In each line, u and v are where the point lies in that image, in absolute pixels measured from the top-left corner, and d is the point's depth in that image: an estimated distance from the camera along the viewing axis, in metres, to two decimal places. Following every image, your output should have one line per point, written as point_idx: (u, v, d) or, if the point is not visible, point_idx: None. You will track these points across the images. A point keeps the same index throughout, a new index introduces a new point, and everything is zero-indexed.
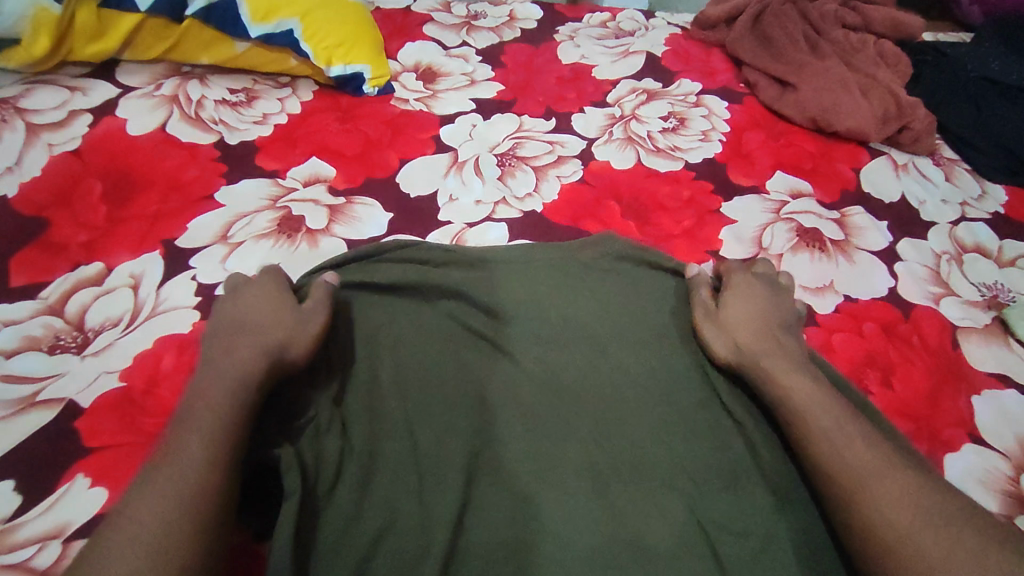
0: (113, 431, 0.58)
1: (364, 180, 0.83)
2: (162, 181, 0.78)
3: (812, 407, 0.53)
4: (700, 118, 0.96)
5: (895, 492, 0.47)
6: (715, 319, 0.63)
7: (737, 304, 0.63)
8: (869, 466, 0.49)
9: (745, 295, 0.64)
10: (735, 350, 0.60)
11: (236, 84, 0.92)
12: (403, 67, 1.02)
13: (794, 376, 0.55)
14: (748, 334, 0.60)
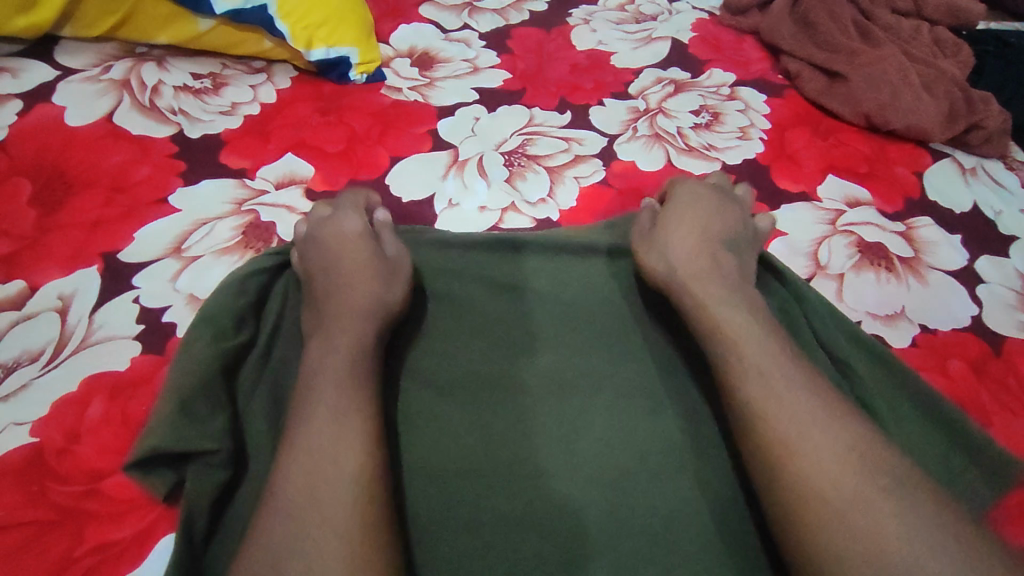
0: (16, 504, 0.45)
1: (348, 181, 0.70)
2: (105, 181, 0.66)
3: (741, 327, 0.49)
4: (735, 113, 0.84)
5: (805, 427, 0.43)
6: (654, 238, 0.59)
7: (670, 221, 0.59)
8: (787, 399, 0.45)
9: (681, 216, 0.59)
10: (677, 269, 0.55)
11: (201, 68, 0.79)
12: (396, 52, 0.89)
13: (720, 295, 0.52)
14: (685, 249, 0.56)
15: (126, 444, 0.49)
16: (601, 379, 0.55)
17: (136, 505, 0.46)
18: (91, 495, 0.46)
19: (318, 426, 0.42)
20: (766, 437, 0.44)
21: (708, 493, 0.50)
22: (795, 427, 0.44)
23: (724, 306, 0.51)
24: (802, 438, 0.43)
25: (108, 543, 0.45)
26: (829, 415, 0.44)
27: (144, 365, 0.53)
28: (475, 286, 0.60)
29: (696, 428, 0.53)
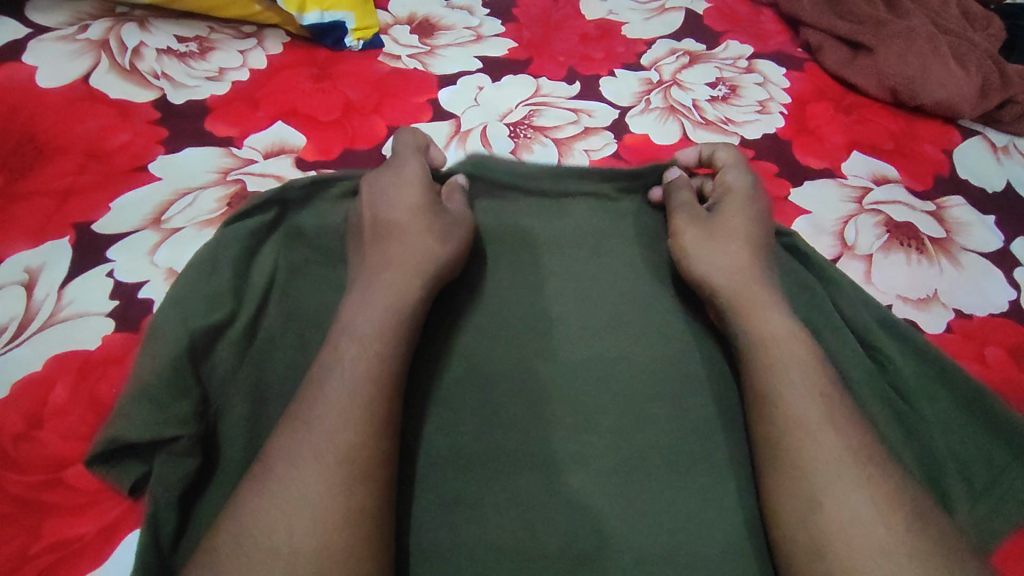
0: None
1: (342, 152, 0.65)
2: (80, 147, 0.61)
3: (790, 353, 0.46)
4: (754, 87, 0.79)
5: (841, 468, 0.41)
6: (705, 228, 0.54)
7: (723, 218, 0.54)
8: (816, 426, 0.43)
9: (737, 214, 0.54)
10: (724, 273, 0.51)
11: (186, 31, 0.74)
12: (395, 19, 0.84)
13: (770, 316, 0.48)
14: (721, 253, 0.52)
15: (92, 430, 0.45)
16: (613, 365, 0.51)
17: (103, 495, 0.42)
18: (54, 484, 0.42)
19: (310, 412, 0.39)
20: (793, 465, 0.42)
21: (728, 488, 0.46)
22: (828, 465, 0.41)
23: (775, 328, 0.48)
24: (828, 468, 0.41)
25: (71, 537, 0.41)
26: (866, 460, 0.41)
27: (116, 344, 0.49)
28: (470, 255, 0.55)
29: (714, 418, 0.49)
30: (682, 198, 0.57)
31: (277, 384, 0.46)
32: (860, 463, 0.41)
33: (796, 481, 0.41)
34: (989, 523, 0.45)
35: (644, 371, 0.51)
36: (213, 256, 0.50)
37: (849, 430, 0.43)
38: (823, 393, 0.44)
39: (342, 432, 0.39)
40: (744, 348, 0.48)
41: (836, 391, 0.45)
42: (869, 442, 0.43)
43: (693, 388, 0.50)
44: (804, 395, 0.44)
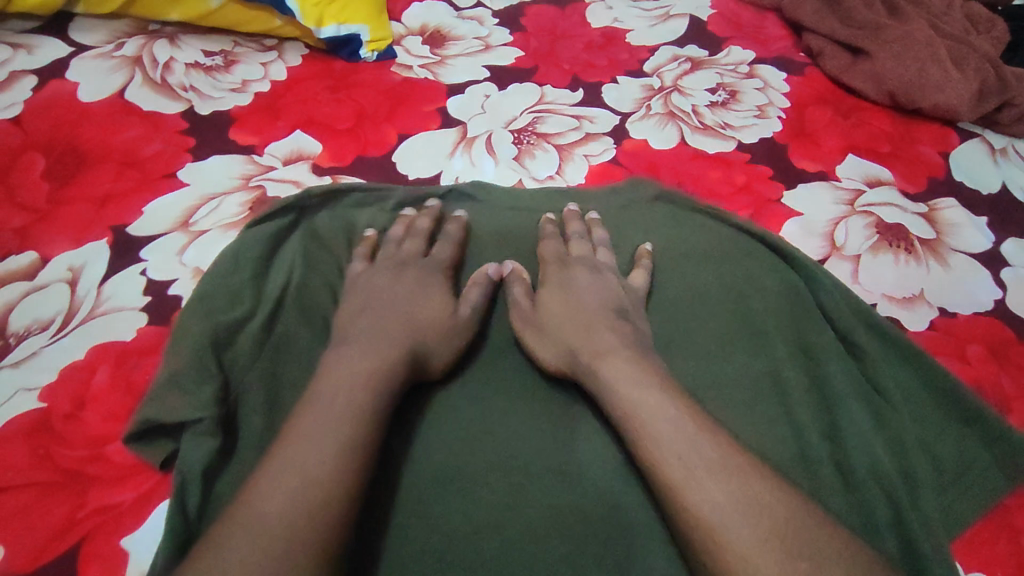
0: (24, 465, 0.47)
1: (355, 159, 0.69)
2: (117, 156, 0.66)
3: (651, 416, 0.44)
4: (753, 92, 0.82)
5: (728, 522, 0.39)
6: (536, 325, 0.54)
7: (550, 306, 0.54)
8: (683, 455, 0.42)
9: (566, 284, 0.55)
10: (567, 358, 0.51)
11: (213, 46, 0.79)
12: (408, 30, 0.89)
13: (625, 383, 0.47)
14: (570, 325, 0.52)
15: (129, 412, 0.50)
16: None
17: (138, 468, 0.47)
18: (95, 458, 0.47)
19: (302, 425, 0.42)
20: (686, 527, 0.40)
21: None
22: (714, 523, 0.39)
23: (613, 371, 0.47)
24: (704, 495, 0.40)
25: (111, 504, 0.45)
26: (754, 506, 0.39)
27: (150, 336, 0.54)
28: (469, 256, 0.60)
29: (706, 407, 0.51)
30: (516, 295, 0.56)
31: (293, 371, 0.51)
32: (746, 514, 0.39)
33: (696, 545, 0.39)
34: (953, 510, 0.48)
35: None
36: (232, 262, 0.55)
37: (721, 454, 0.42)
38: (697, 447, 0.42)
39: (314, 443, 0.41)
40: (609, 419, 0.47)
41: (715, 439, 0.43)
42: (759, 482, 0.41)
43: (683, 380, 0.52)
44: (687, 448, 0.42)
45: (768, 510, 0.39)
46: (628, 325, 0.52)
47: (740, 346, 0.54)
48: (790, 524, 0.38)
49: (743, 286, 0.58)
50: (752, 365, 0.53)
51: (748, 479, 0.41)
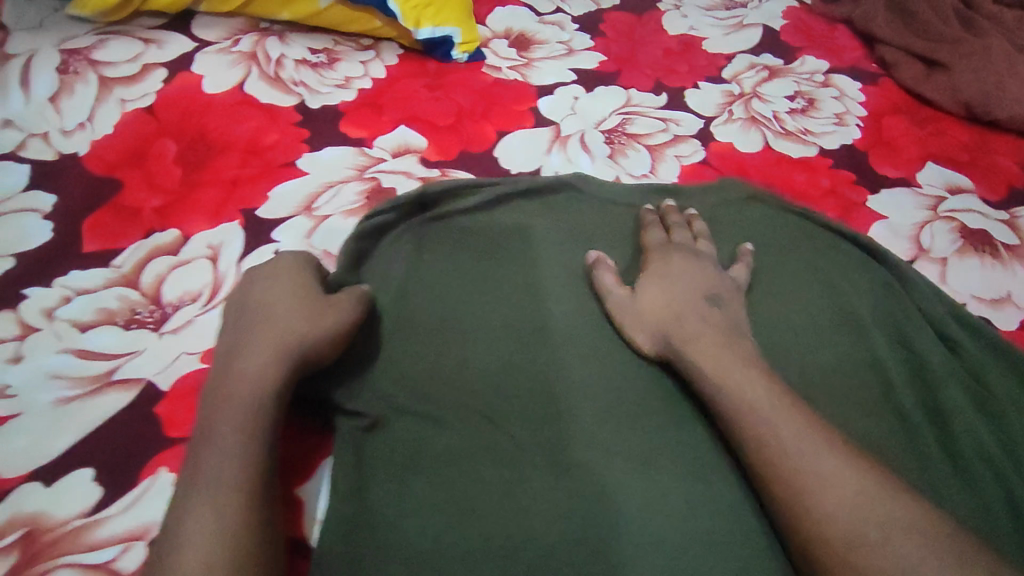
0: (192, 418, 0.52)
1: (460, 153, 0.74)
2: (241, 144, 0.71)
3: (748, 394, 0.47)
4: (831, 100, 0.85)
5: (828, 494, 0.42)
6: (631, 308, 0.56)
7: (644, 292, 0.57)
8: (763, 425, 0.46)
9: (663, 273, 0.58)
10: (664, 341, 0.53)
11: (317, 44, 0.84)
12: (494, 33, 0.93)
13: (721, 364, 0.50)
14: (663, 301, 0.55)
15: None
16: None
17: (303, 425, 0.54)
18: None
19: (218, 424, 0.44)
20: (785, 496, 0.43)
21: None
22: (811, 494, 0.42)
23: (699, 347, 0.51)
24: (780, 462, 0.44)
25: (284, 455, 0.52)
26: (855, 479, 0.42)
27: None
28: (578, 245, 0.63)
29: (815, 391, 0.54)
30: (606, 280, 0.58)
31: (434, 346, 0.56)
32: (846, 487, 0.42)
33: (792, 515, 0.43)
34: None
35: None
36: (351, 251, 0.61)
37: (798, 425, 0.45)
38: (772, 418, 0.46)
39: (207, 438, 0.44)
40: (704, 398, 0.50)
41: (801, 416, 0.46)
42: (861, 459, 0.43)
43: (785, 367, 0.55)
44: (787, 424, 0.45)
45: (863, 483, 0.42)
46: (719, 308, 0.55)
47: (837, 338, 0.57)
48: (889, 492, 0.41)
49: (836, 280, 0.62)
50: (852, 355, 0.56)
51: (859, 456, 0.44)
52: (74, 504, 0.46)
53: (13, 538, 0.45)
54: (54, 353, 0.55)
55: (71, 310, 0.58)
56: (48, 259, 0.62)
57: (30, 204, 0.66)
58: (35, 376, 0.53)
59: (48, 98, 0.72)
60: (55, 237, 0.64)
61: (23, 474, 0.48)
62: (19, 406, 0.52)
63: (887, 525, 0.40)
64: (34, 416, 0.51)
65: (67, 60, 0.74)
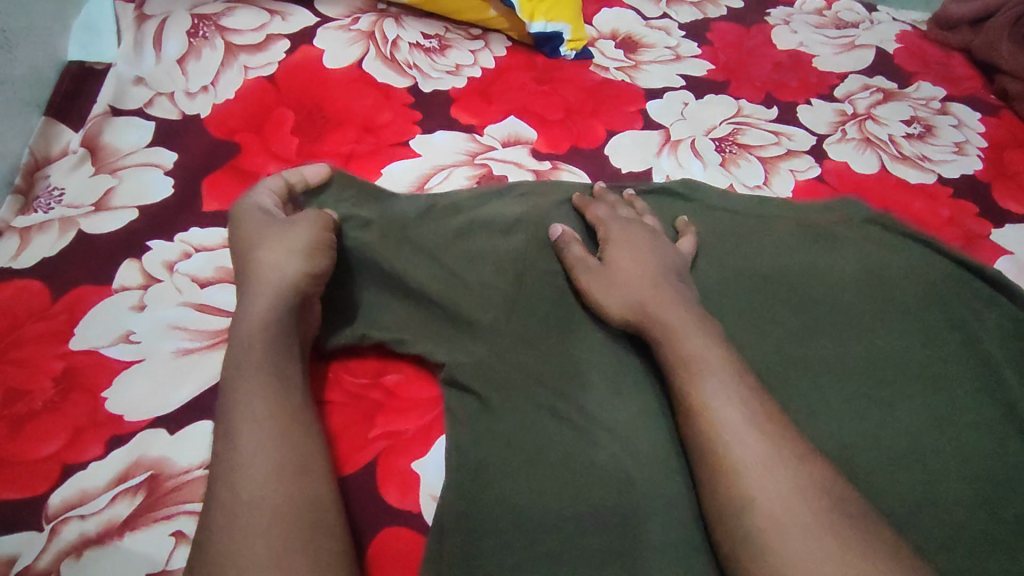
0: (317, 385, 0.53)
1: (570, 148, 0.74)
2: (357, 121, 0.72)
3: (711, 366, 0.46)
4: (948, 128, 0.82)
5: (765, 475, 0.41)
6: (603, 277, 0.54)
7: (617, 263, 0.55)
8: (751, 440, 0.42)
9: (631, 245, 0.57)
10: (636, 309, 0.52)
11: (429, 29, 0.85)
12: (600, 34, 0.91)
13: (691, 334, 0.49)
14: (643, 278, 0.54)
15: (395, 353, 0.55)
16: (830, 365, 0.55)
17: (418, 404, 0.53)
18: (376, 386, 0.54)
19: (260, 397, 0.43)
20: (715, 470, 0.42)
21: (959, 486, 0.49)
22: (752, 473, 0.41)
23: (696, 347, 0.48)
24: (754, 477, 0.41)
25: (399, 431, 0.51)
26: (790, 459, 0.42)
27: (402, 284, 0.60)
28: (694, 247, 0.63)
29: (935, 425, 0.53)
30: (576, 251, 0.57)
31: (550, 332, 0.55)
32: (781, 470, 0.41)
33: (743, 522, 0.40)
34: None
35: (859, 368, 0.55)
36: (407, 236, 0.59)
37: (766, 438, 0.43)
38: (749, 429, 0.43)
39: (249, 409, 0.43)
40: (666, 365, 0.49)
41: (764, 423, 0.44)
42: (806, 478, 0.41)
43: (903, 395, 0.54)
44: (722, 400, 0.44)
45: (803, 467, 0.42)
46: (685, 285, 0.55)
47: (958, 374, 0.56)
48: (801, 470, 0.41)
49: (961, 310, 0.60)
50: (975, 391, 0.55)
51: (784, 437, 0.43)
52: (195, 455, 0.47)
53: (140, 479, 0.46)
54: (174, 305, 0.55)
55: (189, 265, 0.58)
56: (168, 212, 0.62)
57: (150, 158, 0.66)
58: (156, 326, 0.54)
59: (177, 59, 0.74)
60: (173, 192, 0.64)
61: (146, 420, 0.48)
62: (142, 353, 0.52)
63: (833, 514, 0.39)
64: (155, 364, 0.51)
65: (197, 25, 0.77)
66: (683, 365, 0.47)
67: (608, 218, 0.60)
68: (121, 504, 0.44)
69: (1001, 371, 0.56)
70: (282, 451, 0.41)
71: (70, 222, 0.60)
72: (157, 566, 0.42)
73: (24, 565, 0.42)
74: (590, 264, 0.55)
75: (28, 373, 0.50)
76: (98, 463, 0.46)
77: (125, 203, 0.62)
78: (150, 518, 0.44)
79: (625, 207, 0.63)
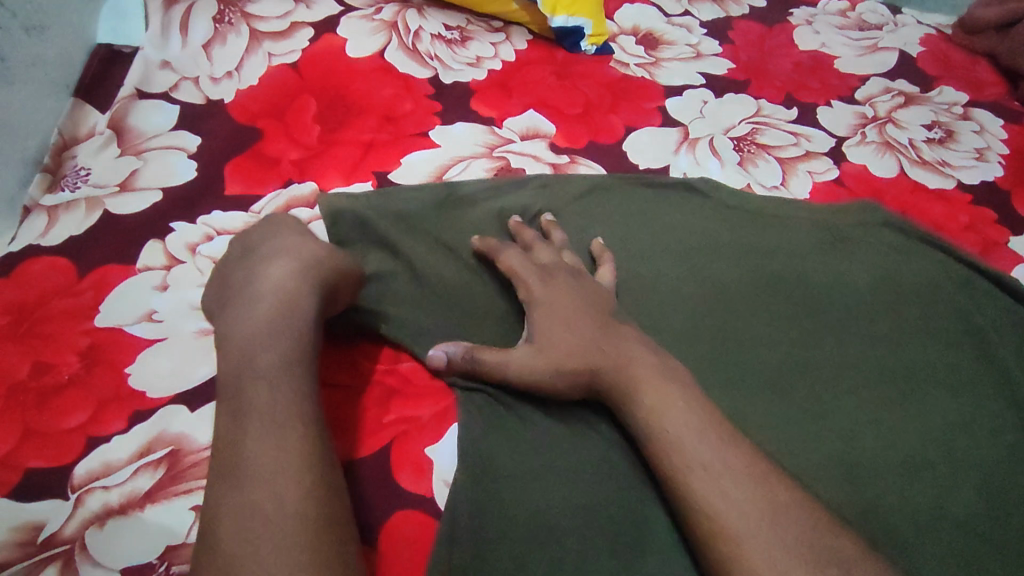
0: (334, 369, 0.54)
1: (588, 143, 0.74)
2: (378, 110, 0.73)
3: (675, 428, 0.45)
4: (970, 134, 0.81)
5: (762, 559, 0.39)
6: (529, 353, 0.50)
7: (541, 336, 0.51)
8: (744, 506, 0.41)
9: (552, 304, 0.52)
10: (575, 379, 0.49)
11: (451, 21, 0.85)
12: (621, 29, 0.91)
13: (652, 390, 0.47)
14: (573, 348, 0.50)
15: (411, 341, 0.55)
16: (839, 369, 0.55)
17: (432, 391, 0.54)
18: (391, 371, 0.55)
19: (250, 432, 0.41)
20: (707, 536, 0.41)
21: (966, 492, 0.50)
22: (741, 545, 0.40)
23: (654, 403, 0.46)
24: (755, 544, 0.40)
25: (413, 417, 0.52)
26: (775, 522, 0.41)
27: None
28: (709, 247, 0.63)
29: (945, 430, 0.53)
30: (485, 349, 0.52)
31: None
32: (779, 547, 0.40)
33: None
34: None
35: (870, 372, 0.56)
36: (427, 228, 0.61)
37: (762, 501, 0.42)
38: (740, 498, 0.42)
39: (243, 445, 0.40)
40: (631, 429, 0.47)
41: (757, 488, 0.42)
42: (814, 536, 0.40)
43: (913, 400, 0.54)
44: (692, 471, 0.43)
45: (787, 532, 0.40)
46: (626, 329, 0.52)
47: (969, 381, 0.56)
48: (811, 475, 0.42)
49: (976, 317, 0.60)
50: (986, 399, 0.55)
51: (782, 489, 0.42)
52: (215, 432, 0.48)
53: (162, 453, 0.47)
54: (196, 286, 0.56)
55: (211, 248, 0.59)
56: (191, 195, 0.63)
57: (175, 141, 0.68)
58: (178, 306, 0.55)
59: (202, 45, 0.75)
60: (197, 175, 0.65)
61: (168, 397, 0.50)
62: (164, 332, 0.53)
63: None
64: (177, 343, 0.53)
65: (222, 11, 0.78)
66: (653, 427, 0.46)
67: (522, 269, 0.55)
68: (143, 477, 0.46)
69: (1012, 381, 0.56)
70: (277, 487, 0.39)
71: (96, 202, 0.61)
72: (177, 539, 0.43)
73: (51, 531, 0.43)
74: (508, 348, 0.51)
75: (56, 346, 0.51)
76: (120, 436, 0.47)
77: (149, 185, 0.64)
78: (171, 492, 0.45)
79: (540, 245, 0.58)
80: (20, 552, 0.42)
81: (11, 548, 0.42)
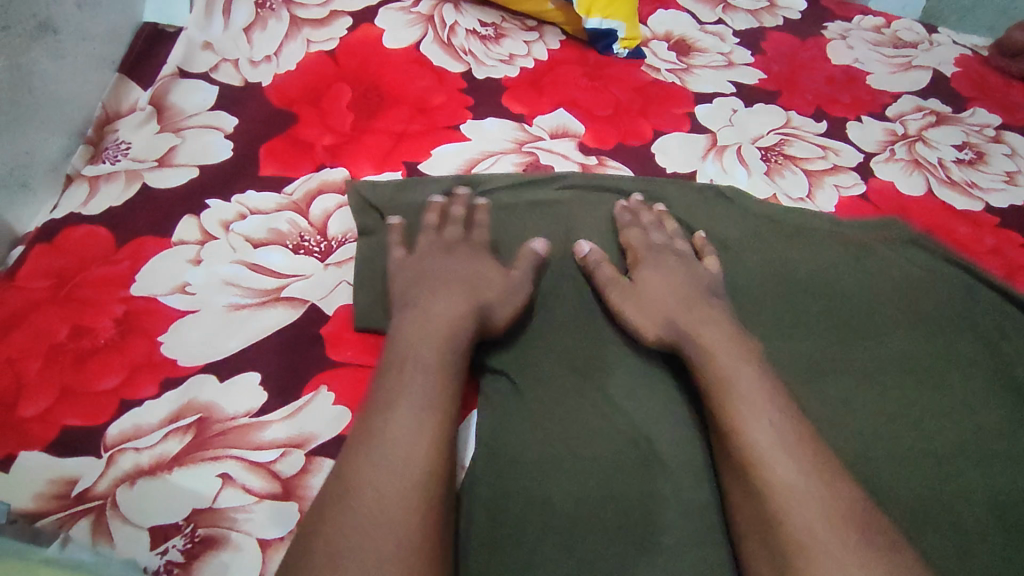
0: (357, 350, 0.54)
1: (616, 145, 0.75)
2: (411, 102, 0.74)
3: (744, 388, 0.47)
4: (1000, 157, 0.81)
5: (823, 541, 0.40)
6: (633, 296, 0.56)
7: (647, 284, 0.57)
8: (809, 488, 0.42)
9: (659, 265, 0.58)
10: (668, 329, 0.53)
11: (487, 17, 0.86)
12: (654, 34, 0.91)
13: (727, 356, 0.49)
14: (677, 304, 0.54)
15: None
16: (855, 383, 0.56)
17: None
18: None
19: (407, 408, 0.44)
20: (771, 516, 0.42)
21: (978, 511, 0.50)
22: (760, 454, 0.44)
23: (728, 365, 0.49)
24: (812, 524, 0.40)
25: None
26: (815, 488, 0.42)
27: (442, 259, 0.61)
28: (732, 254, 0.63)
29: (961, 449, 0.53)
30: (605, 272, 0.58)
31: (582, 322, 0.57)
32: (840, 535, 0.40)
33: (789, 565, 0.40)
34: None
35: (888, 387, 0.56)
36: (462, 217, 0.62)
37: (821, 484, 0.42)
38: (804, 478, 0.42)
39: (395, 419, 0.44)
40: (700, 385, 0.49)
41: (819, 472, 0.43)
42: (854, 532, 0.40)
43: (928, 416, 0.54)
44: (756, 425, 0.45)
45: (837, 499, 0.41)
46: (721, 302, 0.56)
47: (986, 401, 0.56)
48: (829, 477, 0.43)
49: (996, 338, 0.60)
50: (1002, 419, 0.55)
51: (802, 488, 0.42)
52: (242, 404, 0.50)
53: (190, 420, 0.48)
54: (228, 262, 0.58)
55: (244, 226, 0.61)
56: (227, 173, 0.65)
57: (213, 121, 0.69)
58: (211, 281, 0.56)
59: (243, 29, 0.77)
60: (232, 155, 0.67)
61: (197, 367, 0.51)
62: (197, 304, 0.55)
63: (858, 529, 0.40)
64: (208, 316, 0.54)
65: None
66: (728, 387, 0.47)
67: (638, 240, 0.61)
68: (171, 442, 0.47)
69: None
70: (409, 465, 0.41)
71: (136, 176, 0.63)
72: (202, 503, 0.45)
73: (84, 487, 0.45)
74: (620, 284, 0.57)
75: (93, 311, 0.53)
76: (151, 402, 0.49)
77: (187, 162, 0.65)
78: (197, 458, 0.47)
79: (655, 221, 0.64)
80: (54, 504, 0.44)
81: (45, 501, 0.44)
